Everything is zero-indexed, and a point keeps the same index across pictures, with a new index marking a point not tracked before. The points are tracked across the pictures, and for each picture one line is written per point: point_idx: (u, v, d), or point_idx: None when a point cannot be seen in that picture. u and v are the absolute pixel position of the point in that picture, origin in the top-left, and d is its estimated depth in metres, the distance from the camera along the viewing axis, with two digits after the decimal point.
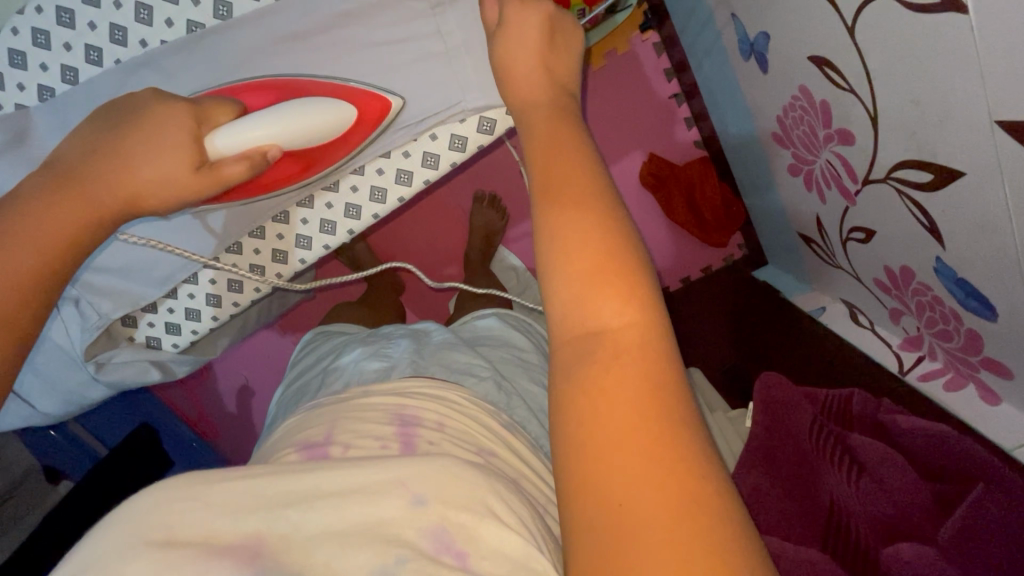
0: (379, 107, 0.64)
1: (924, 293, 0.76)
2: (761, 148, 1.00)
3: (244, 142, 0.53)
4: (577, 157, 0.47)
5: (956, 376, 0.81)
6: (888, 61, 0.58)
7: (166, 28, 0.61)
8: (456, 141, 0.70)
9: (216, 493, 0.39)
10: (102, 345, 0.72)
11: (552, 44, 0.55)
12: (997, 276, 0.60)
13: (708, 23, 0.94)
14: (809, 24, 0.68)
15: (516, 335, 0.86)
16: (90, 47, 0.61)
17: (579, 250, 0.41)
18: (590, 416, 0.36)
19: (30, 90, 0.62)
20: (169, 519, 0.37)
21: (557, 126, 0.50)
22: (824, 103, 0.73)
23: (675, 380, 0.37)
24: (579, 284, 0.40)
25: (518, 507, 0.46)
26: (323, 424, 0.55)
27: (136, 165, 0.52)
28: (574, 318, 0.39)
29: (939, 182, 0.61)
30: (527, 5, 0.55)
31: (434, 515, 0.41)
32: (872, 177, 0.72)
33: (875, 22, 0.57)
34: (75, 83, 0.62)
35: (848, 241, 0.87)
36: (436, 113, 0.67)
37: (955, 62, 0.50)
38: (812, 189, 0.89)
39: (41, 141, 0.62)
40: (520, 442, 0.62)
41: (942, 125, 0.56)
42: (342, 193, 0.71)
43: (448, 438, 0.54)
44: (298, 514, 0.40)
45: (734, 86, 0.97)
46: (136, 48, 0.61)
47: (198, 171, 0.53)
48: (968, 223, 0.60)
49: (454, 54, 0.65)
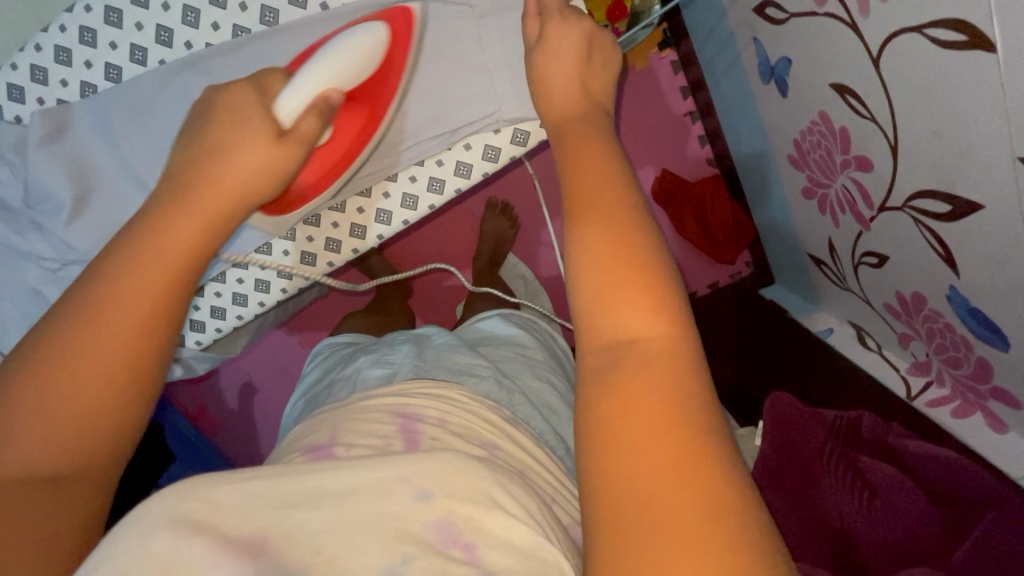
0: (404, 20, 0.59)
1: (935, 320, 0.76)
2: (775, 169, 1.01)
3: (308, 92, 0.53)
4: (606, 171, 0.47)
5: (965, 404, 0.82)
6: (912, 91, 0.59)
7: (212, 32, 0.61)
8: (489, 151, 0.70)
9: (223, 495, 0.37)
10: None
11: (585, 57, 0.55)
12: (1010, 306, 0.62)
13: (728, 42, 0.95)
14: (833, 54, 0.69)
15: (520, 333, 0.87)
16: (135, 46, 0.62)
17: (614, 264, 0.41)
18: (614, 425, 0.36)
19: (73, 85, 0.63)
20: (178, 516, 0.35)
21: (584, 135, 0.50)
22: (844, 130, 0.75)
23: (700, 384, 0.37)
24: (605, 294, 0.40)
25: (525, 498, 0.45)
26: (325, 429, 0.54)
27: (228, 157, 0.50)
28: (604, 328, 0.40)
29: (959, 214, 0.62)
30: (566, 22, 0.56)
31: (439, 509, 0.40)
32: (888, 205, 0.73)
33: (902, 54, 0.58)
34: (117, 81, 0.63)
35: (860, 265, 0.88)
36: (473, 125, 0.68)
37: (981, 98, 0.52)
38: (825, 212, 0.91)
39: (80, 136, 0.63)
40: (523, 434, 0.62)
41: (962, 156, 0.57)
42: (374, 198, 0.72)
43: (448, 433, 0.54)
44: (303, 514, 0.38)
45: (751, 107, 0.98)
46: (181, 49, 0.62)
47: (282, 137, 0.52)
48: (984, 253, 0.61)
49: (487, 64, 0.65)
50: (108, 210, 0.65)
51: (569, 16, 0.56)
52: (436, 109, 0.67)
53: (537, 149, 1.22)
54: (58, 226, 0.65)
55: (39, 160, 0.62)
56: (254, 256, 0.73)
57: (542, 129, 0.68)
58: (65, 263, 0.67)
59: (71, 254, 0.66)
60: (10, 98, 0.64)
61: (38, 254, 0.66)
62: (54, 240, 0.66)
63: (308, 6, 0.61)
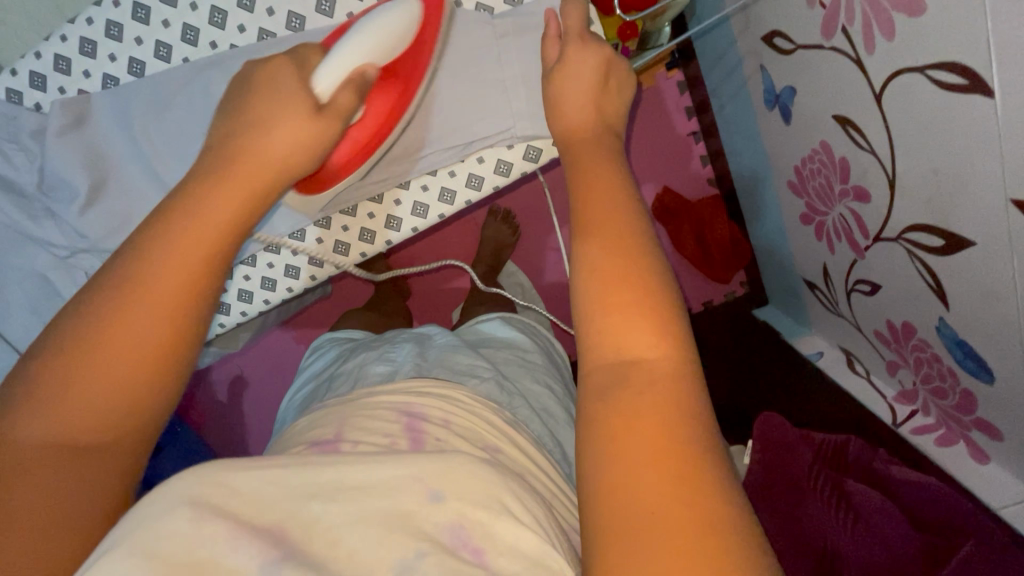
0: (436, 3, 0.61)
1: (923, 350, 0.78)
2: (775, 193, 1.03)
3: (343, 70, 0.55)
4: (613, 192, 0.47)
5: (948, 433, 0.83)
6: (911, 129, 0.62)
7: (238, 33, 0.62)
8: (501, 166, 0.71)
9: (242, 480, 0.38)
10: None
11: (602, 78, 0.55)
12: (997, 341, 0.63)
13: (735, 68, 0.98)
14: (838, 89, 0.71)
15: (519, 336, 0.88)
16: (160, 43, 0.62)
17: (616, 289, 0.42)
18: (618, 438, 0.37)
19: (95, 77, 0.64)
20: (199, 499, 0.36)
21: (594, 153, 0.51)
22: (843, 160, 0.77)
23: (699, 402, 0.39)
24: (607, 312, 0.42)
25: (535, 506, 0.45)
26: (333, 422, 0.55)
27: (272, 131, 0.52)
28: (606, 348, 0.41)
29: (951, 248, 0.64)
30: (586, 45, 0.56)
31: (450, 511, 0.41)
32: (884, 235, 0.75)
33: (902, 92, 0.60)
34: (140, 76, 0.64)
35: (852, 292, 0.90)
36: (487, 140, 0.68)
37: (978, 138, 0.54)
38: (821, 238, 0.93)
39: (99, 127, 0.64)
40: (524, 439, 0.63)
41: (957, 194, 0.60)
42: (385, 204, 0.73)
43: (453, 434, 0.55)
44: (320, 506, 0.39)
45: (755, 132, 1.00)
46: (206, 48, 0.63)
47: (319, 112, 0.54)
48: (973, 287, 0.63)
49: (505, 79, 0.67)
50: (123, 201, 0.66)
51: (590, 39, 0.57)
52: (449, 121, 0.68)
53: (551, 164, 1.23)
54: (72, 213, 0.65)
55: (58, 148, 0.63)
56: (262, 254, 0.74)
57: (554, 147, 0.70)
58: (75, 251, 0.67)
59: (83, 243, 0.67)
60: (31, 85, 0.64)
61: (50, 240, 0.67)
62: (67, 228, 0.66)
63: (335, 16, 0.62)
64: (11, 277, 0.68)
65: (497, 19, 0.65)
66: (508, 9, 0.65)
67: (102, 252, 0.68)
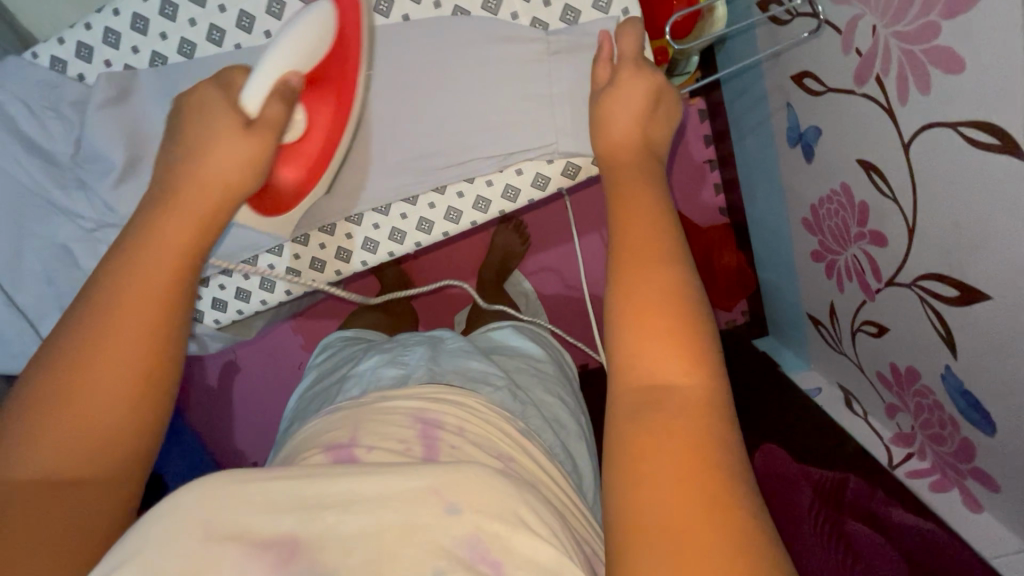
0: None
1: (925, 396, 0.80)
2: (789, 229, 1.05)
3: (266, 83, 0.55)
4: (654, 220, 0.47)
5: (942, 479, 0.84)
6: (936, 181, 0.63)
7: None
8: (539, 179, 0.72)
9: (256, 492, 0.39)
10: None
11: (651, 103, 0.56)
12: (1003, 395, 0.65)
13: (760, 103, 0.99)
14: (866, 134, 0.73)
15: (533, 347, 0.88)
16: (213, 27, 0.62)
17: (647, 316, 0.42)
18: (645, 461, 0.37)
19: (144, 54, 0.64)
20: (207, 516, 0.36)
21: (635, 178, 0.51)
22: (863, 204, 0.79)
23: (728, 431, 0.39)
24: (642, 338, 0.42)
25: (548, 517, 0.45)
26: (347, 426, 0.55)
27: (200, 162, 0.52)
28: (634, 374, 0.42)
29: (965, 300, 0.65)
30: (640, 72, 0.57)
31: (468, 524, 0.40)
32: (897, 280, 0.76)
33: (932, 145, 0.62)
34: (189, 57, 0.63)
35: (858, 332, 0.91)
36: (528, 153, 0.69)
37: (1004, 197, 0.55)
38: (832, 276, 0.94)
39: (142, 104, 0.64)
40: (537, 448, 0.63)
41: (977, 248, 0.61)
42: (419, 207, 0.73)
43: (467, 442, 0.55)
44: (335, 516, 0.39)
45: (775, 167, 1.02)
46: (259, 37, 0.63)
47: (250, 128, 0.53)
48: (986, 341, 0.64)
49: (552, 94, 0.67)
50: None
51: (643, 65, 0.58)
52: (487, 131, 0.68)
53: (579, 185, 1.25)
54: (104, 188, 0.64)
55: (97, 123, 0.63)
56: (289, 245, 0.74)
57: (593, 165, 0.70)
58: (101, 225, 0.67)
59: (111, 218, 0.66)
60: (77, 56, 0.64)
61: (78, 213, 0.66)
62: (97, 202, 0.65)
63: (392, 16, 0.66)
64: (30, 245, 0.67)
65: (551, 36, 0.66)
66: (564, 27, 0.66)
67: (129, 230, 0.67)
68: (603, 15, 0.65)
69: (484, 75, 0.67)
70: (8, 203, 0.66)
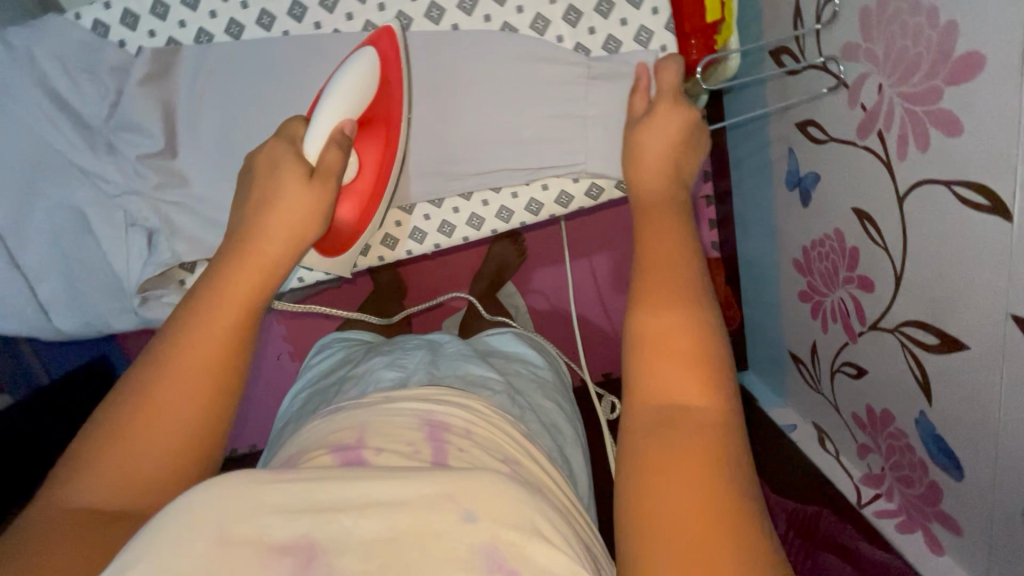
0: (389, 37, 0.64)
1: (897, 438, 0.83)
2: (778, 269, 1.09)
3: (322, 130, 0.59)
4: (678, 245, 0.50)
5: (908, 520, 0.85)
6: (927, 234, 0.68)
7: (344, 20, 0.67)
8: (563, 196, 0.75)
9: (273, 495, 0.39)
10: (153, 283, 0.72)
11: (684, 135, 0.59)
12: (974, 442, 0.68)
13: (762, 147, 1.04)
14: (863, 184, 0.77)
15: (532, 353, 0.91)
16: (264, 12, 0.66)
17: (663, 335, 0.44)
18: (655, 473, 0.39)
19: (190, 29, 0.67)
20: (224, 516, 0.37)
21: (659, 206, 0.53)
22: (854, 251, 0.83)
23: (741, 456, 0.40)
24: (663, 359, 0.44)
25: (561, 528, 0.44)
26: (354, 426, 0.55)
27: (273, 204, 0.54)
28: (648, 392, 0.43)
29: (944, 349, 0.69)
30: (676, 105, 0.61)
31: (483, 532, 0.40)
32: (880, 325, 0.80)
33: (929, 203, 0.66)
34: (236, 37, 0.67)
35: (837, 372, 0.95)
36: (557, 170, 0.72)
37: (993, 255, 0.59)
38: (817, 317, 0.98)
39: (181, 80, 0.68)
40: (539, 452, 0.64)
41: (960, 302, 0.65)
42: (443, 210, 0.75)
43: (475, 446, 0.55)
44: (350, 520, 0.39)
45: (769, 208, 1.07)
46: (308, 26, 0.67)
47: (312, 177, 0.56)
48: (960, 389, 0.68)
49: (587, 115, 0.70)
50: (195, 151, 0.69)
51: (681, 101, 0.61)
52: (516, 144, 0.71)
53: (574, 214, 1.27)
54: (134, 154, 0.68)
55: (136, 93, 0.66)
56: None
57: (615, 188, 0.74)
58: (124, 192, 0.70)
59: (139, 185, 0.70)
60: (121, 22, 0.66)
61: (104, 176, 0.69)
62: (127, 168, 0.69)
63: (441, 23, 0.68)
64: (39, 202, 0.70)
65: (592, 61, 0.69)
66: (604, 55, 0.69)
67: (152, 199, 0.71)
68: (642, 48, 0.69)
69: (517, 91, 0.69)
70: (36, 158, 0.69)
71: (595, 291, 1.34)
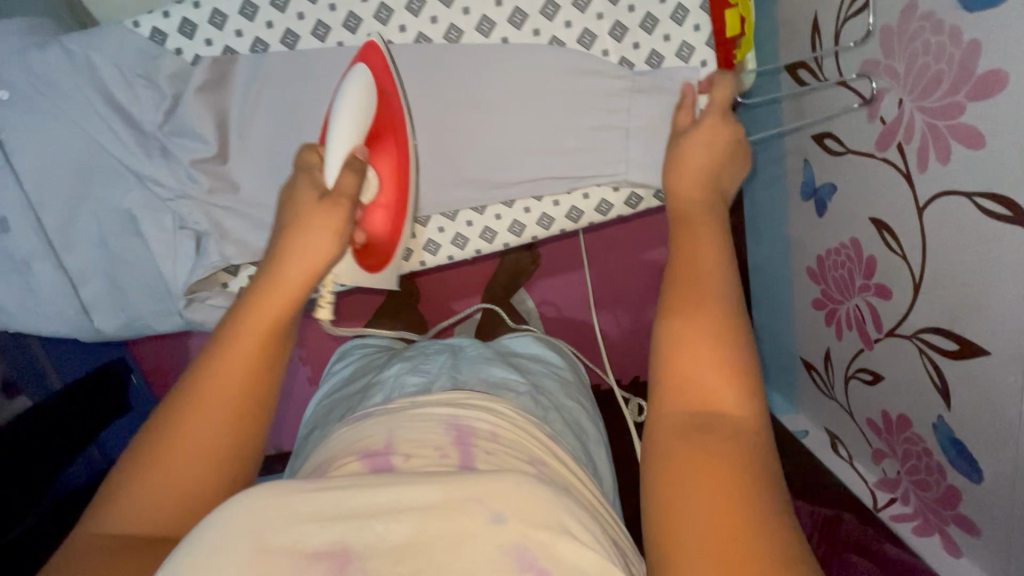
0: (378, 53, 0.65)
1: (914, 443, 0.85)
2: (790, 277, 1.11)
3: (338, 155, 0.58)
4: (717, 258, 0.50)
5: (925, 524, 0.87)
6: (947, 244, 0.70)
7: (398, 32, 0.69)
8: (602, 205, 0.78)
9: (302, 503, 0.39)
10: (201, 285, 0.77)
11: (726, 150, 0.61)
12: (993, 445, 0.71)
13: (776, 157, 1.07)
14: (882, 196, 0.80)
15: (554, 356, 0.93)
16: (321, 23, 0.68)
17: (696, 349, 0.45)
18: (680, 484, 0.40)
19: (246, 38, 0.69)
20: (255, 527, 0.38)
21: (695, 218, 0.54)
22: (871, 259, 0.85)
23: (771, 475, 0.40)
24: (693, 376, 0.44)
25: (592, 526, 0.44)
26: (381, 431, 0.56)
27: (297, 222, 0.53)
28: (678, 406, 0.44)
29: (963, 354, 0.72)
30: (724, 121, 0.63)
31: (514, 533, 0.39)
32: (897, 332, 0.82)
33: (950, 215, 0.69)
34: (291, 47, 0.69)
35: (852, 378, 0.97)
36: (598, 179, 0.75)
37: (1016, 264, 0.62)
38: (831, 323, 1.01)
39: (236, 89, 0.70)
40: (564, 453, 0.64)
41: (982, 310, 0.68)
42: (485, 216, 0.78)
43: (502, 449, 0.55)
44: (383, 525, 0.39)
45: (783, 217, 1.09)
46: (363, 37, 0.69)
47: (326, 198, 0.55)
48: (980, 394, 0.71)
49: (630, 127, 0.72)
50: (253, 155, 0.73)
51: (728, 117, 0.63)
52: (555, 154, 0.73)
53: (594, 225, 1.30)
54: (187, 158, 0.71)
55: (194, 102, 0.69)
56: None
57: (654, 198, 0.77)
58: (178, 196, 0.72)
59: (192, 189, 0.72)
60: (179, 31, 0.68)
61: (160, 181, 0.71)
62: (181, 172, 0.72)
63: (491, 36, 0.70)
64: (92, 203, 0.73)
65: (637, 74, 0.71)
66: (648, 69, 0.71)
67: (204, 203, 0.74)
68: (684, 64, 0.71)
69: (557, 102, 0.71)
70: (90, 163, 0.71)
71: (610, 298, 1.35)
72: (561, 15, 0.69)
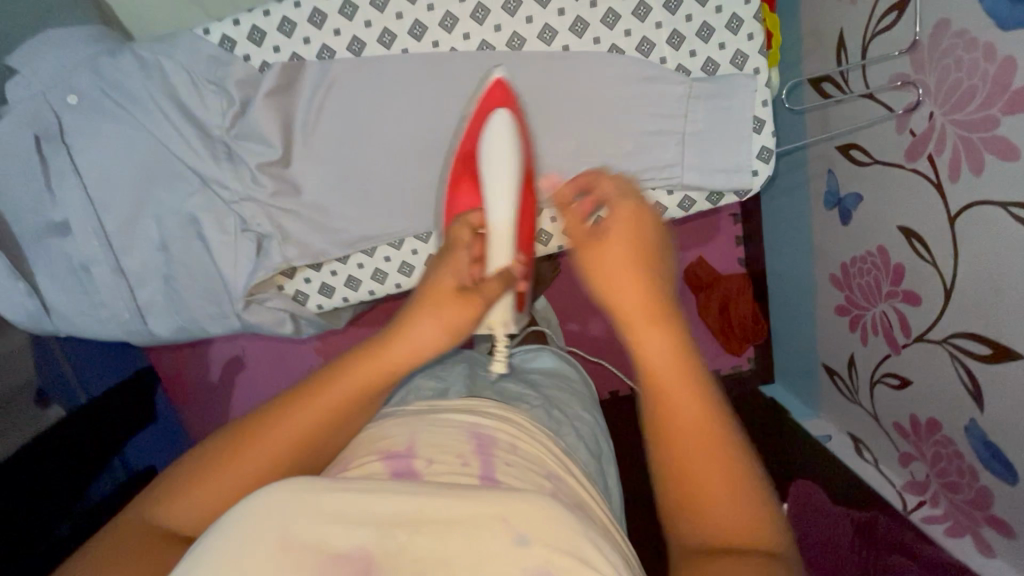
0: (501, 90, 0.70)
1: (944, 445, 0.86)
2: (812, 285, 1.13)
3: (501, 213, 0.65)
4: (690, 381, 0.47)
5: (957, 526, 0.88)
6: (980, 250, 0.72)
7: (462, 40, 0.72)
8: (657, 208, 0.80)
9: (332, 500, 0.37)
10: (260, 287, 0.79)
11: (640, 237, 0.57)
12: None
13: (798, 167, 1.09)
14: (910, 204, 0.82)
15: (562, 361, 0.94)
16: (387, 31, 0.71)
17: (694, 476, 0.44)
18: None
19: (314, 45, 0.72)
20: (284, 526, 0.36)
21: (651, 329, 0.49)
22: (898, 266, 0.87)
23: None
24: (689, 482, 0.44)
25: (615, 555, 0.39)
26: (402, 431, 0.51)
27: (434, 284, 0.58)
28: (691, 517, 0.44)
29: (997, 357, 0.73)
30: (620, 206, 0.59)
31: (538, 558, 0.36)
32: (929, 336, 0.84)
33: (984, 220, 0.71)
34: (357, 54, 0.72)
35: (877, 383, 0.99)
36: (654, 183, 0.77)
37: None
38: (855, 330, 1.02)
39: (303, 93, 0.72)
40: (580, 467, 0.58)
41: (1016, 314, 0.70)
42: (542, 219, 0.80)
43: (523, 462, 0.50)
44: (405, 536, 0.37)
45: (804, 226, 1.12)
46: (427, 44, 0.72)
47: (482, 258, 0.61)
48: (1014, 396, 0.73)
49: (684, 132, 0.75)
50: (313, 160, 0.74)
51: (613, 200, 0.60)
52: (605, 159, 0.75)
53: None
54: (253, 162, 0.73)
55: (263, 107, 0.71)
56: (409, 240, 0.80)
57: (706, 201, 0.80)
58: (241, 198, 0.75)
59: (258, 192, 0.75)
60: (248, 38, 0.72)
61: (226, 184, 0.74)
62: (244, 174, 0.74)
63: (552, 44, 0.73)
64: (156, 208, 0.75)
65: (693, 81, 0.73)
66: (704, 76, 0.74)
67: (268, 206, 0.76)
68: (737, 71, 0.74)
69: (606, 111, 0.74)
70: (153, 168, 0.74)
71: None
72: (620, 24, 0.72)
